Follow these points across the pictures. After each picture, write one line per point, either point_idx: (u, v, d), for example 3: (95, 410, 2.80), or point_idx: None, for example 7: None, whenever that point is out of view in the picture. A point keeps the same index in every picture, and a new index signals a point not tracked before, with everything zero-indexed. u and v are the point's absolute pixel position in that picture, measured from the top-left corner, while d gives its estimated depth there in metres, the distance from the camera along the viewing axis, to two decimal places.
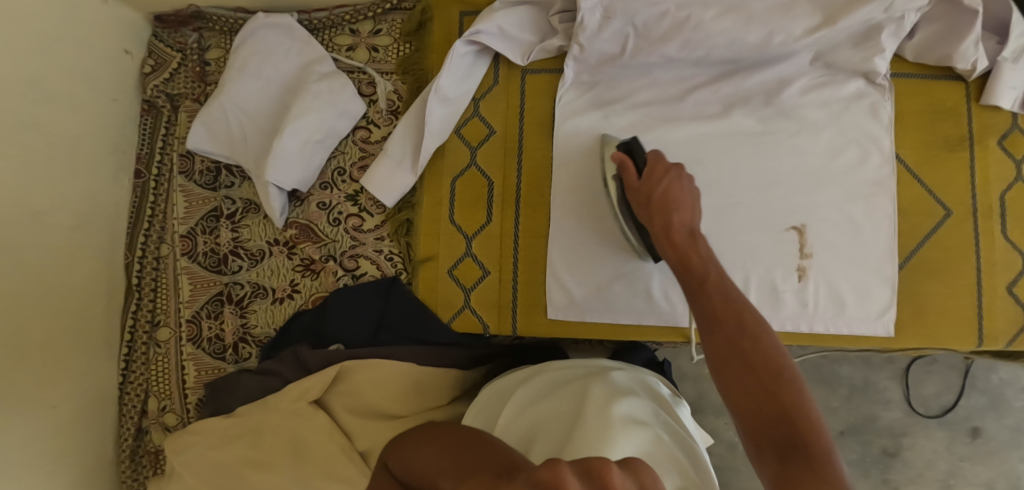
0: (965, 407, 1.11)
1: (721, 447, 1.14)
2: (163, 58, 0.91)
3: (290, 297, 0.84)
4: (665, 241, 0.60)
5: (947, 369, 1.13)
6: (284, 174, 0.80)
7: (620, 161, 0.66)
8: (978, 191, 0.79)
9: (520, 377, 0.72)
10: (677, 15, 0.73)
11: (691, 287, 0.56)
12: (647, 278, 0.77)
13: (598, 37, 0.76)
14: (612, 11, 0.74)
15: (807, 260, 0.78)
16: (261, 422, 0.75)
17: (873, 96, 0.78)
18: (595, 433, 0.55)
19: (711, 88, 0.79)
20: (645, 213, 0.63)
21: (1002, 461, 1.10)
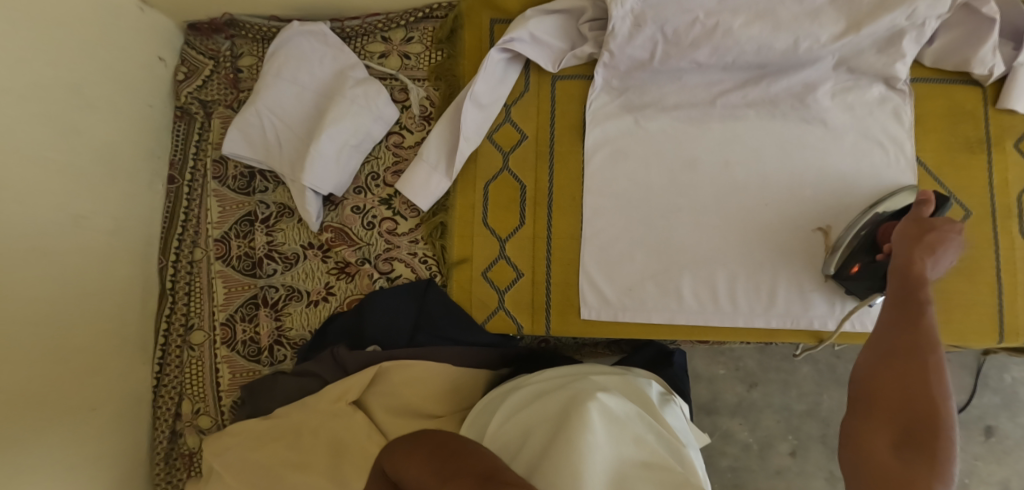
0: (979, 407, 1.13)
1: (735, 447, 1.15)
2: (196, 65, 0.92)
3: (325, 300, 0.85)
4: (916, 256, 0.62)
5: (960, 369, 1.15)
6: (321, 178, 0.81)
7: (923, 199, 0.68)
8: (997, 192, 0.81)
9: (509, 384, 0.74)
10: (707, 22, 0.76)
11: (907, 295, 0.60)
12: (679, 280, 0.80)
13: (629, 45, 0.78)
14: (644, 19, 0.76)
15: None
16: (300, 422, 0.76)
17: (895, 100, 0.81)
18: (576, 431, 0.58)
19: (739, 93, 0.82)
20: (903, 237, 0.65)
21: (1017, 460, 1.12)
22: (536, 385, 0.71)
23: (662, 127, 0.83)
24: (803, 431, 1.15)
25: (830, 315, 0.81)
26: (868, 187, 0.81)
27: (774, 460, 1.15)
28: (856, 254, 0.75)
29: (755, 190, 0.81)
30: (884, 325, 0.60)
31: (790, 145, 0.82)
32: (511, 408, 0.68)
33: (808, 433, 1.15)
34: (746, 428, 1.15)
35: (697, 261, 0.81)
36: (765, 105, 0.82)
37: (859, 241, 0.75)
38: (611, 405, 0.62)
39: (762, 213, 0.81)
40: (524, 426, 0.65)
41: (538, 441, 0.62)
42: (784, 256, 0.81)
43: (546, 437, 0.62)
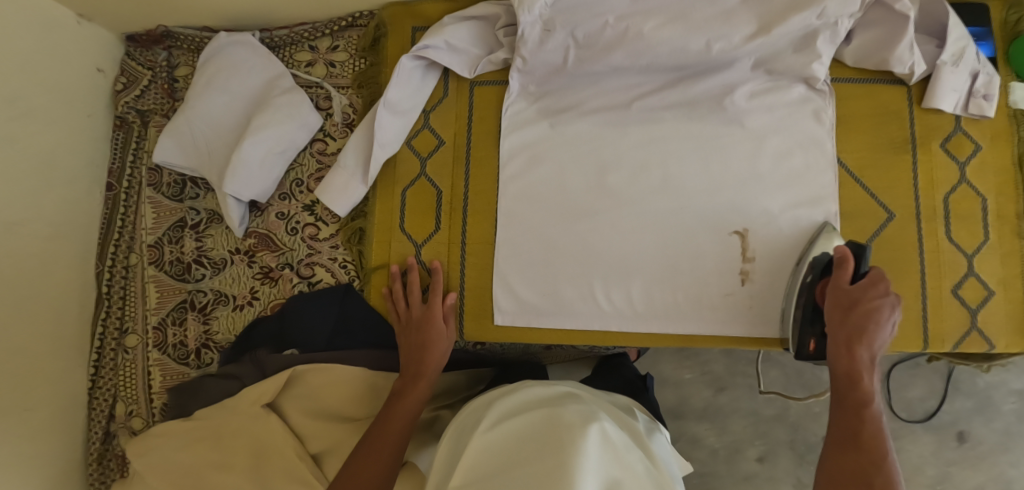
0: (950, 412, 1.10)
1: (703, 453, 1.16)
2: (135, 75, 0.94)
3: (250, 304, 0.86)
4: (839, 354, 0.68)
5: (930, 373, 1.13)
6: (243, 185, 0.82)
7: (839, 257, 0.70)
8: (922, 193, 0.79)
9: (495, 392, 0.71)
10: (617, 27, 0.76)
11: (849, 400, 0.66)
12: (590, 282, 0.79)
13: (541, 50, 0.78)
14: (553, 24, 0.77)
15: (750, 264, 0.78)
16: (221, 424, 0.79)
17: (816, 101, 0.79)
18: (572, 443, 0.53)
19: (657, 96, 0.80)
20: (832, 317, 0.69)
21: (991, 465, 1.08)
22: (523, 394, 0.68)
23: (586, 131, 0.80)
24: (771, 436, 1.15)
25: (751, 321, 0.78)
26: (801, 188, 0.78)
27: (742, 466, 1.15)
28: (805, 330, 0.74)
29: (678, 189, 0.79)
30: (827, 456, 0.64)
31: (714, 147, 0.79)
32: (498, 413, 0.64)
33: (775, 438, 1.15)
34: (713, 433, 1.16)
35: (611, 260, 0.78)
36: (686, 108, 0.80)
37: (802, 313, 0.74)
38: (611, 433, 0.57)
39: (683, 216, 0.78)
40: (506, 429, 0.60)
41: (524, 453, 0.56)
42: (702, 263, 0.78)
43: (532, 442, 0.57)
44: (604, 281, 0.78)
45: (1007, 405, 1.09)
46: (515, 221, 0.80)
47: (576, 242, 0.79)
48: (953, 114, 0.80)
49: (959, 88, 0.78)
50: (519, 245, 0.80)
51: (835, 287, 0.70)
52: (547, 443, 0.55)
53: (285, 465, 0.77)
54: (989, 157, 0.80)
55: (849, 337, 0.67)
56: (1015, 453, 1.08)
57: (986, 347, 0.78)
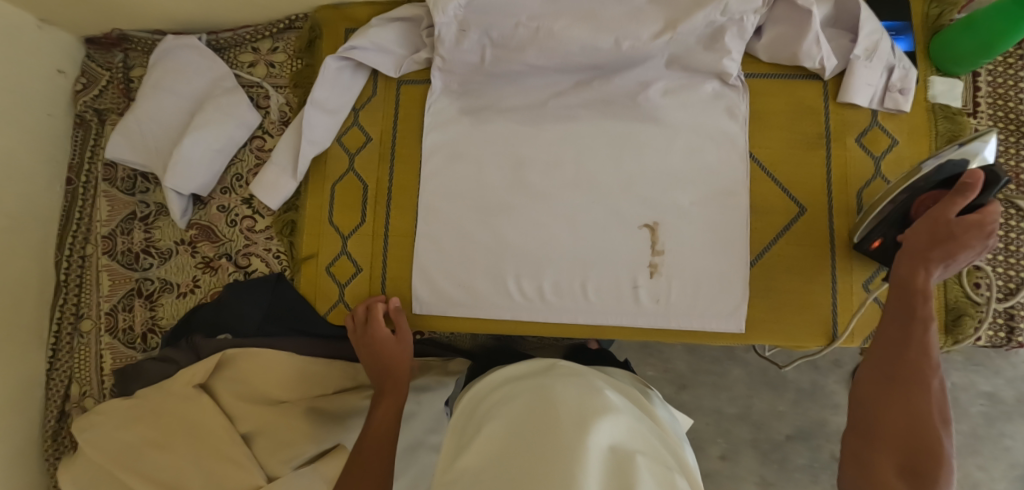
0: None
1: None
2: (95, 76, 1.00)
3: (193, 292, 0.91)
4: (914, 268, 0.61)
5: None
6: (183, 180, 0.87)
7: (967, 181, 0.60)
8: (835, 189, 0.79)
9: (499, 377, 0.71)
10: (530, 25, 0.78)
11: (908, 316, 0.60)
12: (504, 274, 0.81)
13: (458, 50, 0.81)
14: (468, 24, 0.79)
15: (659, 257, 0.79)
16: (158, 405, 0.84)
17: (729, 96, 0.80)
18: (583, 415, 0.54)
19: (573, 93, 0.82)
20: (926, 230, 0.62)
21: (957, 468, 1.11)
22: (514, 374, 0.70)
23: (511, 128, 0.83)
24: (733, 434, 1.17)
25: (660, 313, 0.79)
26: (716, 181, 0.79)
27: (703, 463, 1.18)
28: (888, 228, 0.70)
29: (590, 183, 0.81)
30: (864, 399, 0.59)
31: (626, 142, 0.81)
32: (484, 408, 0.64)
33: (737, 437, 1.17)
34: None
35: (523, 254, 0.81)
36: (601, 104, 0.82)
37: (889, 213, 0.70)
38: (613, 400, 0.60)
39: (595, 210, 0.80)
40: (492, 416, 0.59)
41: (525, 426, 0.55)
42: (612, 257, 0.80)
43: (523, 419, 0.56)
44: (518, 272, 0.81)
45: (975, 407, 1.10)
46: (436, 213, 0.83)
47: (496, 235, 0.82)
48: (870, 109, 0.81)
49: (874, 82, 0.79)
50: (440, 238, 0.83)
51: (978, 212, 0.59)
52: (546, 420, 0.55)
53: (217, 443, 0.82)
54: (906, 152, 0.80)
55: (931, 256, 0.60)
56: (982, 456, 1.10)
57: None
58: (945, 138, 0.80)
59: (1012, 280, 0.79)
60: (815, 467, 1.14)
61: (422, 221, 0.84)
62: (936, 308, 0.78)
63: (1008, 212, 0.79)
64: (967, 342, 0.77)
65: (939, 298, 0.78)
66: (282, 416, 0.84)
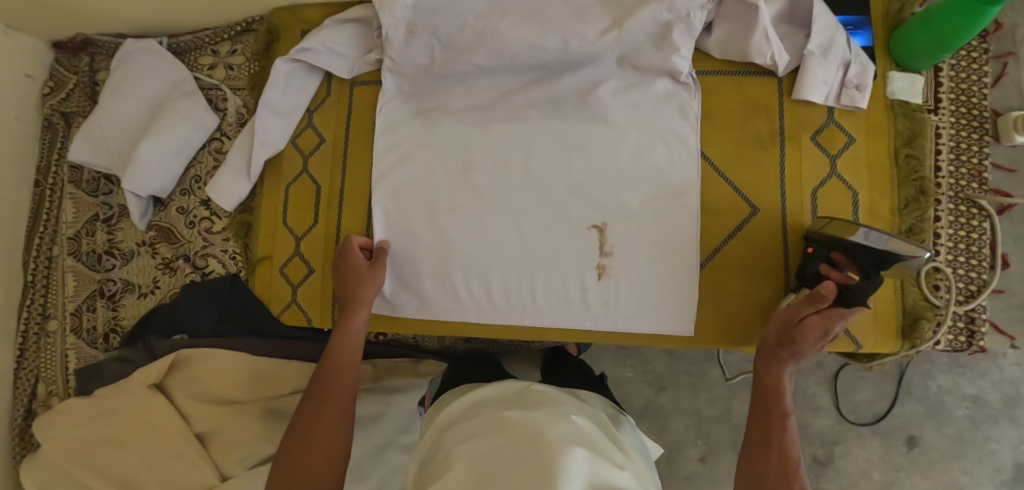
0: (901, 416, 1.09)
1: None
2: (62, 80, 1.01)
3: (153, 292, 0.92)
4: (770, 367, 0.68)
5: (880, 377, 1.11)
6: (141, 182, 0.88)
7: (818, 292, 0.65)
8: (788, 189, 0.78)
9: (468, 402, 0.77)
10: (476, 26, 0.78)
11: (771, 409, 0.66)
12: (452, 275, 0.82)
13: (407, 51, 0.81)
14: (415, 26, 0.79)
15: (607, 259, 0.79)
16: (115, 404, 0.85)
17: (681, 95, 0.79)
18: (560, 442, 0.60)
19: (523, 94, 0.82)
20: (780, 322, 0.68)
21: (942, 472, 1.08)
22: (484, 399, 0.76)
23: (463, 130, 0.83)
24: (712, 436, 1.16)
25: (608, 315, 0.80)
26: (667, 180, 0.78)
27: (682, 466, 1.17)
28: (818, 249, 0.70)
29: (538, 185, 0.81)
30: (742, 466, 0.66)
31: (574, 143, 0.81)
32: (459, 431, 0.68)
33: (717, 439, 1.16)
34: (653, 433, 1.17)
35: (472, 254, 0.81)
36: (550, 105, 0.81)
37: (818, 241, 0.70)
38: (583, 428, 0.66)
39: (544, 211, 0.81)
40: (471, 436, 0.64)
41: (502, 450, 0.61)
42: (560, 258, 0.80)
43: (504, 443, 0.61)
44: (468, 274, 0.82)
45: (959, 410, 1.07)
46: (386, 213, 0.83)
47: (448, 237, 0.82)
48: (826, 106, 0.78)
49: (830, 79, 0.77)
50: (392, 239, 0.83)
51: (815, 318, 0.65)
52: (524, 443, 0.60)
53: (168, 443, 0.83)
54: (863, 150, 0.78)
55: (780, 354, 0.67)
56: (968, 460, 1.07)
57: (852, 348, 0.76)
58: (903, 136, 0.77)
59: (973, 282, 0.77)
60: None
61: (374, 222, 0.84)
62: (894, 310, 0.75)
63: (971, 210, 0.77)
64: (925, 346, 0.74)
65: (896, 301, 0.75)
66: (235, 415, 0.85)
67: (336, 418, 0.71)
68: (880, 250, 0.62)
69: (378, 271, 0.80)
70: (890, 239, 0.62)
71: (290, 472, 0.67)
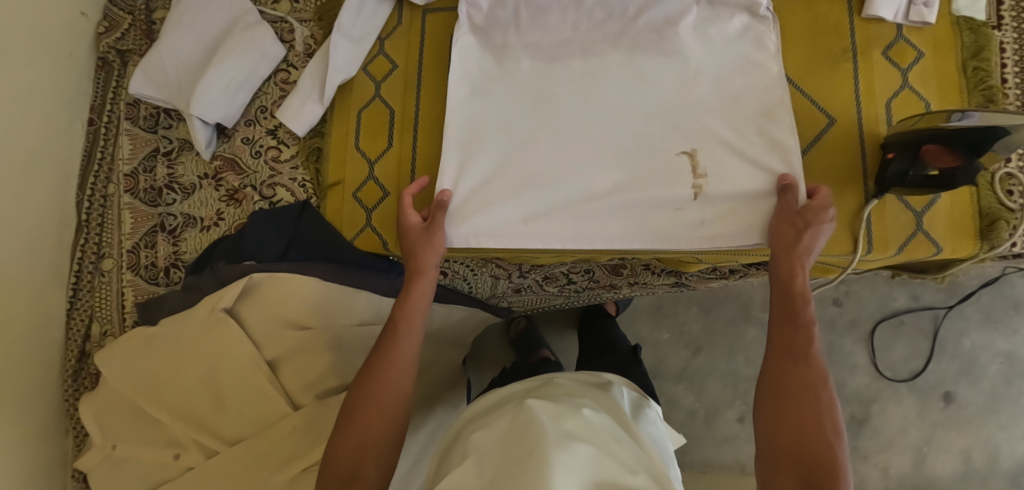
0: (936, 372, 1.15)
1: (681, 414, 1.24)
2: (117, 20, 1.00)
3: (216, 225, 0.91)
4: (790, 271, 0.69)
5: (915, 332, 1.17)
6: (207, 108, 0.87)
7: (786, 185, 0.72)
8: (862, 100, 0.80)
9: (492, 401, 0.76)
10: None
11: (794, 335, 0.66)
12: (544, 204, 0.80)
13: None
14: None
15: (701, 180, 0.77)
16: (182, 334, 0.84)
17: (759, 28, 0.78)
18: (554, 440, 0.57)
19: (599, 31, 0.82)
20: (779, 229, 0.72)
21: (978, 429, 1.13)
22: (502, 401, 0.75)
23: (534, 64, 0.83)
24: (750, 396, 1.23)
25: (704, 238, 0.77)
26: (755, 105, 0.77)
27: (721, 427, 1.23)
28: (899, 147, 0.71)
29: (618, 114, 0.80)
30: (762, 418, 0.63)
31: (650, 80, 0.80)
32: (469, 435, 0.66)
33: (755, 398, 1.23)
34: (690, 394, 1.25)
35: (563, 182, 0.80)
36: (628, 42, 0.81)
37: (904, 140, 0.71)
38: (593, 423, 0.63)
39: (627, 139, 0.79)
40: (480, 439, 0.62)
41: (509, 448, 0.58)
42: (648, 183, 0.78)
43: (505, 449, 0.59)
44: (559, 202, 0.80)
45: (993, 366, 1.14)
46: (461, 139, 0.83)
47: (537, 166, 0.80)
48: (895, 23, 0.81)
49: None
50: (481, 169, 0.81)
51: (792, 210, 0.71)
52: (521, 445, 0.58)
53: (240, 374, 0.82)
54: (932, 64, 0.80)
55: (794, 251, 0.70)
56: (1002, 415, 1.13)
57: (932, 251, 0.77)
58: (970, 49, 0.80)
59: None
60: None
61: (446, 155, 0.81)
62: (970, 214, 0.77)
63: None
64: (1003, 247, 0.76)
65: (972, 205, 0.77)
66: (307, 343, 0.84)
67: (395, 378, 0.69)
68: (971, 129, 0.65)
69: (438, 232, 0.77)
70: (987, 116, 0.65)
71: (349, 425, 0.66)
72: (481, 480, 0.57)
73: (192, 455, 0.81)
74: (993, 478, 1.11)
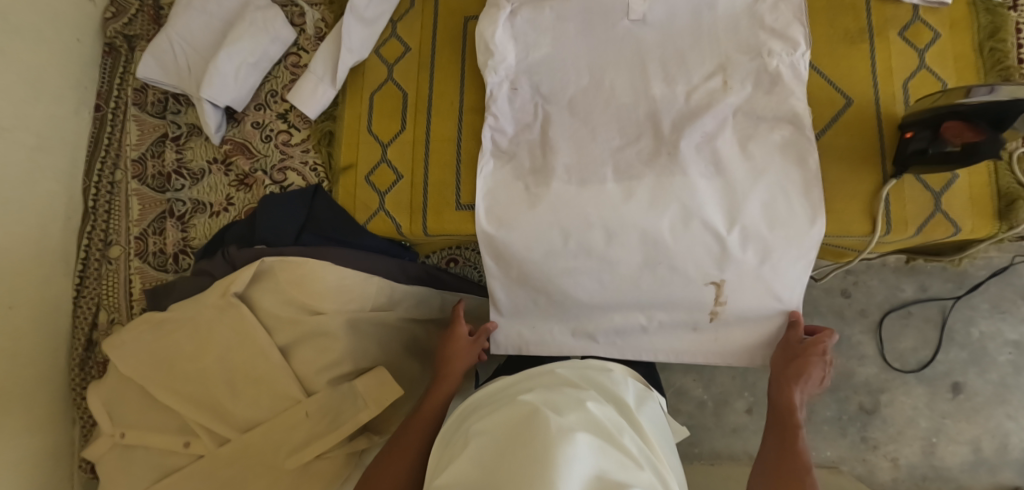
0: (944, 362, 1.13)
1: (690, 405, 1.22)
2: (123, 6, 0.99)
3: (226, 211, 0.90)
4: (782, 389, 0.74)
5: (923, 323, 1.14)
6: (219, 92, 0.86)
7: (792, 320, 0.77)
8: (879, 80, 0.79)
9: (493, 391, 0.71)
10: (579, 78, 0.78)
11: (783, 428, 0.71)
12: (585, 321, 0.82)
13: (508, 106, 0.80)
14: (518, 82, 0.80)
15: (721, 307, 0.77)
16: (192, 318, 0.82)
17: (802, 143, 0.72)
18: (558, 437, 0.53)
19: (633, 149, 0.75)
20: (779, 358, 0.76)
21: (988, 418, 1.10)
22: (503, 390, 0.70)
23: (571, 195, 0.75)
24: (759, 387, 1.21)
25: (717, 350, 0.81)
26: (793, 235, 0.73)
27: (730, 418, 1.21)
28: (918, 124, 0.72)
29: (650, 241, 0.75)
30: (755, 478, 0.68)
31: (695, 214, 0.73)
32: (469, 427, 0.62)
33: (764, 390, 1.21)
34: (700, 385, 1.22)
35: (601, 303, 0.79)
36: (665, 159, 0.74)
37: (925, 117, 0.71)
38: (599, 421, 0.59)
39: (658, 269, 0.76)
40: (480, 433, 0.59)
41: (510, 446, 0.54)
42: (676, 305, 0.78)
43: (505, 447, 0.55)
44: (594, 325, 0.82)
45: (1002, 355, 1.11)
46: (476, 129, 0.83)
47: (576, 294, 0.79)
48: (910, 5, 0.81)
49: None
50: (519, 299, 0.82)
51: (792, 344, 0.76)
52: (522, 441, 0.54)
53: (251, 360, 0.81)
54: (949, 45, 0.80)
55: (791, 378, 0.74)
56: (1012, 405, 1.10)
57: (951, 231, 0.77)
58: (987, 30, 0.80)
59: None
60: (844, 420, 1.14)
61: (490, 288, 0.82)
62: (989, 194, 0.77)
63: None
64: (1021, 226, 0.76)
65: (990, 185, 0.77)
66: (319, 328, 0.82)
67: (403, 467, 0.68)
68: (996, 103, 0.65)
69: (476, 352, 0.82)
70: (1012, 89, 0.64)
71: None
72: (477, 472, 0.54)
73: (202, 443, 0.79)
74: (1003, 468, 1.09)
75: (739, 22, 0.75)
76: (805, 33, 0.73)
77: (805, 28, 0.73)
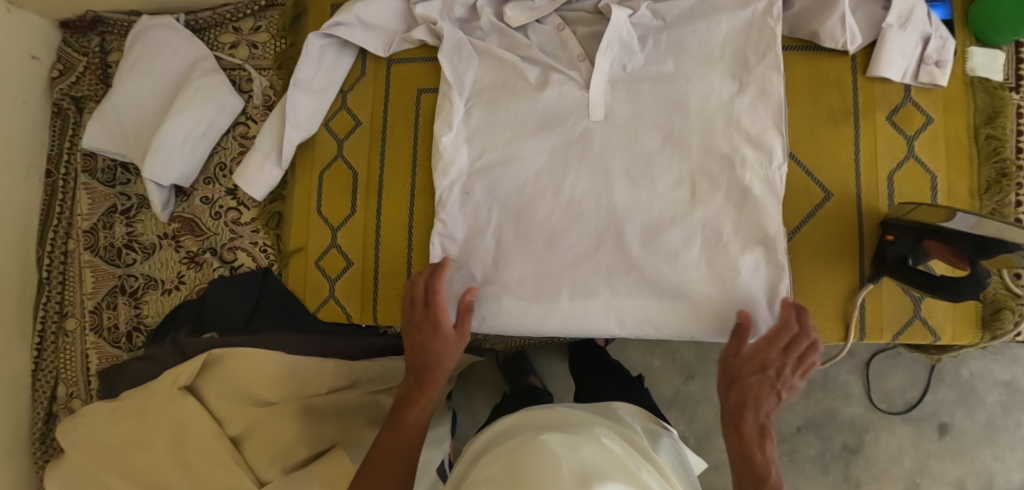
0: (932, 403, 1.00)
1: None
2: (72, 62, 0.95)
3: (177, 288, 0.88)
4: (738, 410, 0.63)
5: (912, 362, 1.02)
6: (162, 170, 0.82)
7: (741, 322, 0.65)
8: (863, 172, 0.73)
9: (493, 433, 0.66)
10: (539, 183, 0.71)
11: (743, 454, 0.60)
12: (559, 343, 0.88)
13: (458, 212, 0.73)
14: (470, 186, 0.73)
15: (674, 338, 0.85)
16: (141, 404, 0.81)
17: (770, 267, 0.66)
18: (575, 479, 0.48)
19: (590, 263, 0.69)
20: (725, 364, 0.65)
21: (974, 459, 0.99)
22: (502, 430, 0.66)
23: (522, 310, 0.70)
24: None
25: None
26: None
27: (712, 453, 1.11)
28: (908, 234, 0.65)
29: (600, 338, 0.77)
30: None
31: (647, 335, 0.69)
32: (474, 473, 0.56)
33: None
34: (681, 421, 1.12)
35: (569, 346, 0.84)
36: (623, 276, 0.68)
37: (914, 227, 0.64)
38: (611, 454, 0.54)
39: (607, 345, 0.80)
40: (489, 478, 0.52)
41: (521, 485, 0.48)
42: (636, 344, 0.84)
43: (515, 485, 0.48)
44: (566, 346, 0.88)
45: (991, 396, 0.99)
46: (428, 217, 0.78)
47: None
48: (902, 83, 0.73)
49: (907, 54, 0.72)
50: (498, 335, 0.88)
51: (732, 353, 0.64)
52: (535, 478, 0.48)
53: (207, 447, 0.78)
54: (942, 129, 0.73)
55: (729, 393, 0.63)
56: (998, 446, 0.98)
57: (930, 339, 0.72)
58: (984, 114, 0.72)
59: None
60: (826, 458, 1.01)
61: None
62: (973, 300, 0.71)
63: None
64: (1006, 337, 0.70)
65: None
66: (272, 418, 0.79)
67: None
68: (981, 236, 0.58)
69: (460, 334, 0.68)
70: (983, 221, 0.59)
71: None
72: None
73: None
74: None
75: (714, 122, 0.67)
76: (783, 140, 0.66)
77: (783, 136, 0.65)
